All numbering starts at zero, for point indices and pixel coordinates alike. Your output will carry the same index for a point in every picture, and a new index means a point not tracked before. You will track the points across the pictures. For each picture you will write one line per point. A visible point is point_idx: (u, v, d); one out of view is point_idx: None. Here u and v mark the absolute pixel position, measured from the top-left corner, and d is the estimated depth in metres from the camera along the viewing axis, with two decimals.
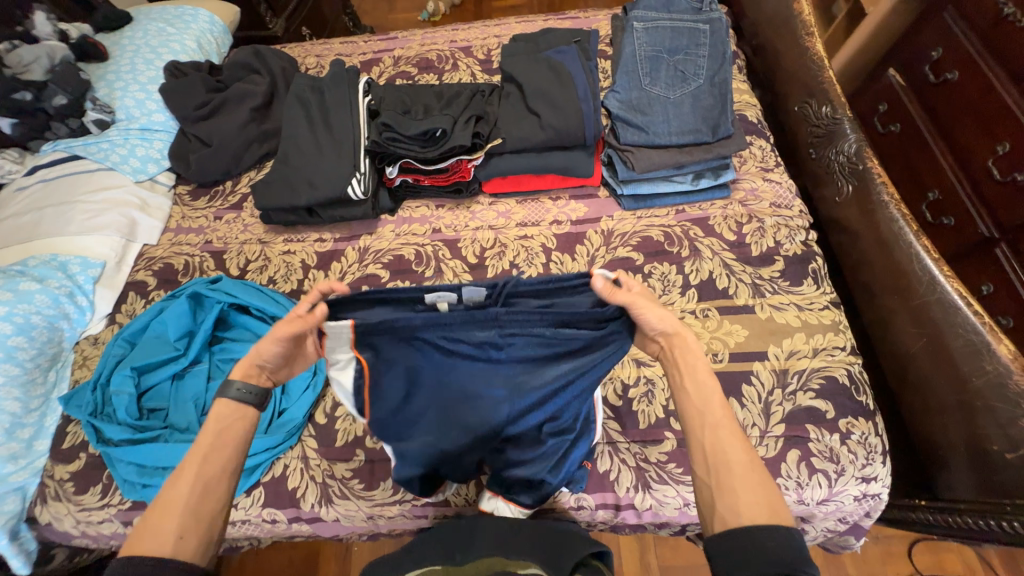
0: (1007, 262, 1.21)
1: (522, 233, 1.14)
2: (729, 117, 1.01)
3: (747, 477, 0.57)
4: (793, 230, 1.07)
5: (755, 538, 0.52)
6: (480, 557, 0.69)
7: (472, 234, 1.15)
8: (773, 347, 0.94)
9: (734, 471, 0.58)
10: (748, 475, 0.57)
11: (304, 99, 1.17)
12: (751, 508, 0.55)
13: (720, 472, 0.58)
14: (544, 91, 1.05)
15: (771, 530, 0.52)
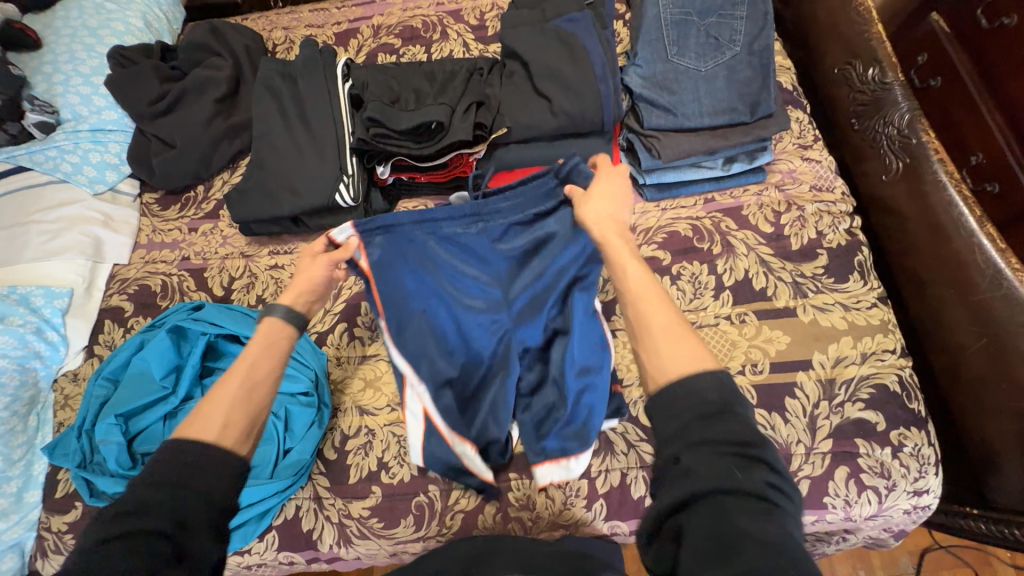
0: None
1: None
2: (771, 93, 0.87)
3: (672, 331, 0.52)
4: (837, 218, 0.96)
5: (692, 391, 0.47)
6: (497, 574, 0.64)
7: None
8: (818, 354, 0.86)
9: (661, 325, 0.53)
10: (674, 329, 0.53)
11: (274, 89, 1.01)
12: (684, 361, 0.50)
13: (643, 326, 0.54)
14: (554, 69, 0.91)
15: (698, 373, 0.48)
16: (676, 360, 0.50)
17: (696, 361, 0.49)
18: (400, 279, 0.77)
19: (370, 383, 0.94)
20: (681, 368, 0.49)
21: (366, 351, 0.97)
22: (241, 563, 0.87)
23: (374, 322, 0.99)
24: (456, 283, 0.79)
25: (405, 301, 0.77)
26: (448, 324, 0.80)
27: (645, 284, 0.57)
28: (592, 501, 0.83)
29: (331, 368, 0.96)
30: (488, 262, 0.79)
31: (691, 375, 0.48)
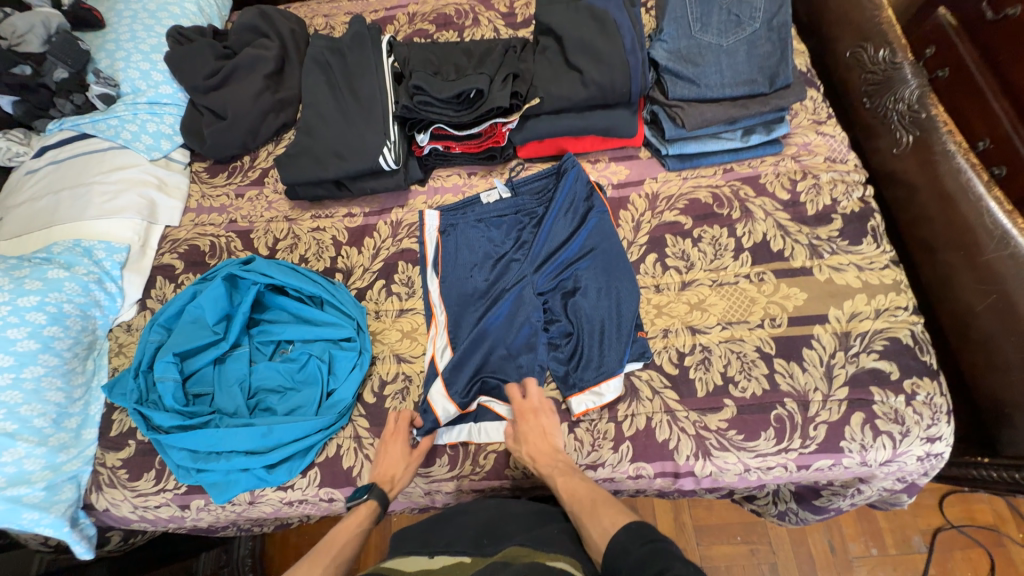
0: None
1: (563, 202, 1.03)
2: (789, 65, 0.93)
3: (594, 508, 0.74)
4: (851, 186, 1.01)
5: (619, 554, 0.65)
6: (510, 547, 0.70)
7: (512, 204, 1.06)
8: (834, 309, 0.91)
9: (586, 510, 0.75)
10: (596, 508, 0.74)
11: (323, 63, 1.08)
12: (608, 528, 0.70)
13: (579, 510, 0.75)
14: (586, 43, 0.98)
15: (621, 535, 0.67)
16: (602, 537, 0.70)
17: (615, 526, 0.70)
18: (458, 242, 1.04)
19: (407, 334, 1.00)
20: (605, 537, 0.70)
21: (403, 306, 1.03)
22: (284, 498, 0.92)
23: (411, 280, 1.05)
24: (499, 243, 1.04)
25: (462, 259, 1.03)
26: (494, 273, 1.01)
27: (583, 488, 0.79)
28: (619, 443, 0.88)
29: (370, 321, 1.02)
30: (524, 230, 1.04)
31: (609, 543, 0.67)
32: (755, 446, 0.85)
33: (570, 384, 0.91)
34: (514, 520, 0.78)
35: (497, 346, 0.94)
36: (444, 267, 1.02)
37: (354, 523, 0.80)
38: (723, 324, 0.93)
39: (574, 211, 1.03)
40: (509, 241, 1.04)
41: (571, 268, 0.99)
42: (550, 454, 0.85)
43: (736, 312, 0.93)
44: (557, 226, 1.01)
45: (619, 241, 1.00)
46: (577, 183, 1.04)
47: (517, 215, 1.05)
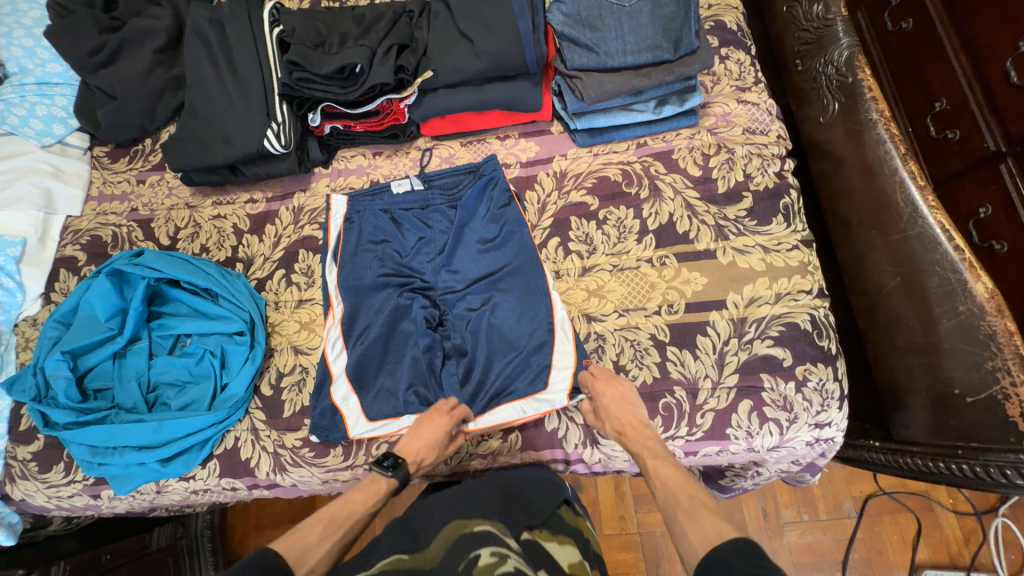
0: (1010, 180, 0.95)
1: (476, 197, 0.99)
2: (693, 27, 0.85)
3: (691, 510, 0.65)
4: (767, 160, 0.95)
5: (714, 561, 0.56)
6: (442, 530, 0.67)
7: (426, 195, 1.01)
8: (732, 294, 0.87)
9: (682, 508, 0.66)
10: (694, 511, 0.65)
11: (203, 35, 1.00)
12: (710, 534, 0.60)
13: (675, 508, 0.67)
14: (476, 8, 0.89)
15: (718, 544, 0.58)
16: (704, 544, 0.60)
17: (716, 535, 0.60)
18: (365, 232, 1.00)
19: (305, 325, 0.98)
20: (705, 544, 0.60)
21: (303, 296, 1.00)
22: (188, 488, 0.94)
23: (311, 269, 1.02)
24: (403, 238, 0.99)
25: (369, 248, 0.99)
26: (395, 266, 0.98)
27: (675, 477, 0.71)
28: (509, 433, 0.89)
29: (269, 313, 1.00)
30: (432, 227, 0.99)
31: (709, 551, 0.58)
32: None
33: (475, 404, 0.88)
34: (441, 501, 0.74)
35: (395, 340, 0.93)
36: (348, 256, 0.99)
37: (368, 499, 0.76)
38: (619, 311, 0.90)
39: (486, 214, 0.97)
40: (419, 238, 0.99)
41: (473, 261, 0.95)
42: (637, 427, 0.79)
43: (635, 298, 0.90)
44: (472, 221, 0.98)
45: (536, 250, 0.95)
46: (493, 182, 0.98)
47: (423, 211, 1.01)
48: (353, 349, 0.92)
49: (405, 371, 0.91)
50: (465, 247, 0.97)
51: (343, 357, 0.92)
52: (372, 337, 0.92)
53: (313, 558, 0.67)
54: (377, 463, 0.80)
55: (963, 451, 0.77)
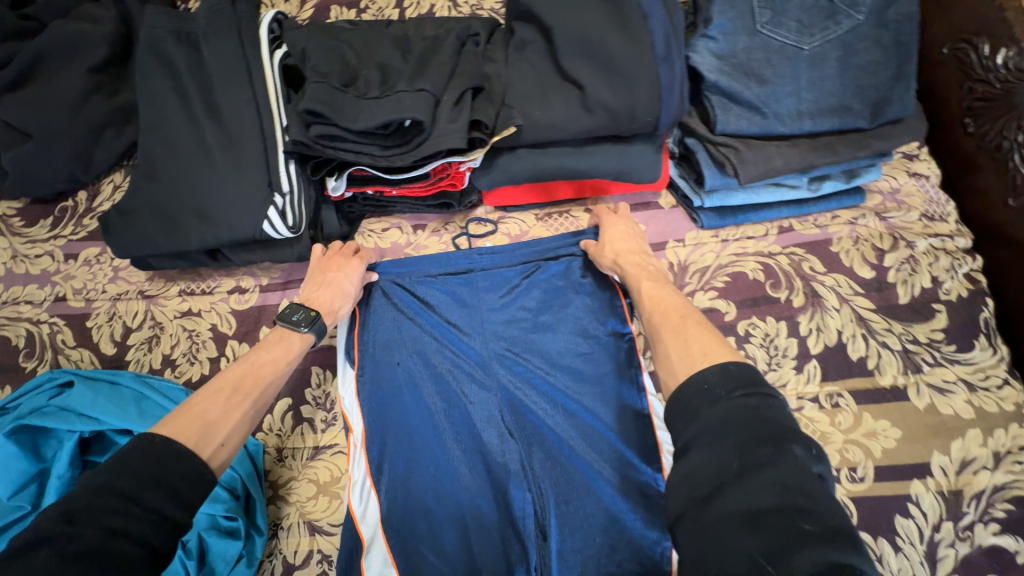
0: None
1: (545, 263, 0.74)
2: (907, 87, 0.60)
3: (680, 330, 0.55)
4: (956, 258, 0.72)
5: (695, 382, 0.46)
6: None
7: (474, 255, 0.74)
8: (938, 455, 0.63)
9: (668, 327, 0.56)
10: (683, 329, 0.54)
11: (163, 54, 0.66)
12: (696, 354, 0.50)
13: (662, 330, 0.57)
14: (589, 41, 0.61)
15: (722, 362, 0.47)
16: (702, 360, 0.49)
17: (702, 357, 0.49)
18: (397, 309, 0.72)
19: (326, 488, 0.68)
20: (687, 365, 0.50)
21: (319, 442, 0.70)
22: None
23: (330, 399, 0.72)
24: (444, 333, 0.71)
25: (403, 339, 0.71)
26: (438, 377, 0.69)
27: (670, 300, 0.60)
28: None
29: (268, 466, 0.69)
30: (489, 304, 0.72)
31: (697, 371, 0.47)
32: None
33: None
34: None
35: (446, 511, 0.64)
36: (371, 359, 0.69)
37: (284, 356, 0.61)
38: None
39: (562, 300, 0.73)
40: (473, 326, 0.72)
41: (551, 374, 0.69)
42: (640, 257, 0.68)
43: None
44: (543, 302, 0.72)
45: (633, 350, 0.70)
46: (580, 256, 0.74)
47: (471, 289, 0.73)
48: (390, 503, 0.64)
49: (460, 543, 0.63)
50: (545, 358, 0.70)
51: (374, 511, 0.64)
52: (417, 504, 0.64)
53: (224, 430, 0.52)
54: (283, 317, 0.64)
55: None
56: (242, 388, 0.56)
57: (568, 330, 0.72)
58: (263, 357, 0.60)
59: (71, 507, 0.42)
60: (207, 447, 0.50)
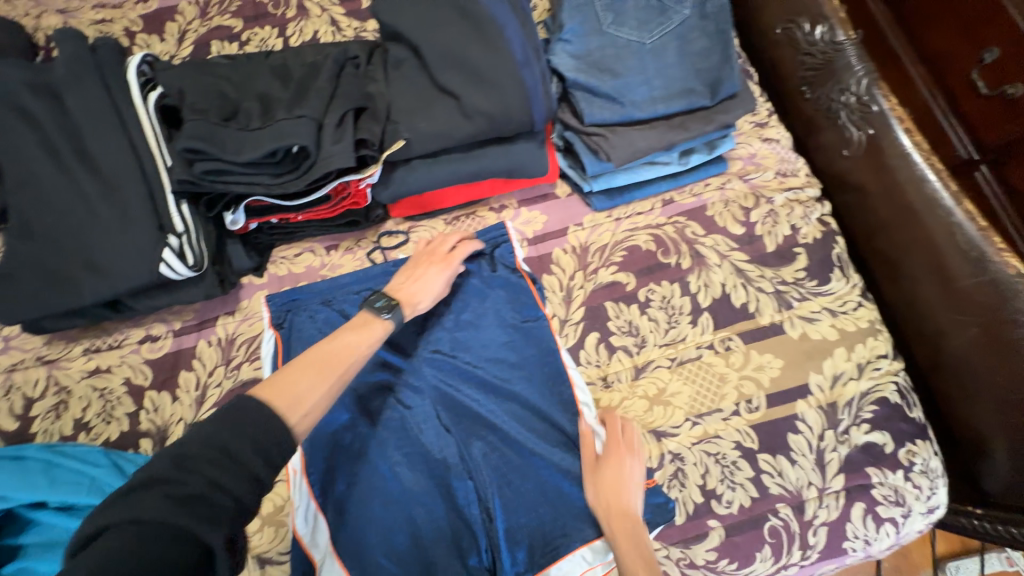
0: None
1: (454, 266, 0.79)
2: (734, 67, 0.69)
3: None
4: (808, 206, 0.84)
5: None
6: None
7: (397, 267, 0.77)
8: (814, 375, 0.74)
9: None
10: None
11: (24, 109, 0.64)
12: None
13: None
14: (458, 55, 0.67)
15: None
16: None
17: None
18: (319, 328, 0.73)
19: (271, 518, 0.68)
20: None
21: None
22: None
23: None
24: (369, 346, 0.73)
25: None
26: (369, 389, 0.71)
27: None
28: None
29: None
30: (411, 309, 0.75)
31: None
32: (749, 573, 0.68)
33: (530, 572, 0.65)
34: None
35: (391, 514, 0.66)
36: None
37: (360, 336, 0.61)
38: (693, 419, 0.72)
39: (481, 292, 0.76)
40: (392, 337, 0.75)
41: (476, 369, 0.73)
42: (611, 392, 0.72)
43: (707, 398, 0.73)
44: (458, 301, 0.76)
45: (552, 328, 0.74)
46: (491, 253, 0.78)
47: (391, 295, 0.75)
48: (337, 519, 0.65)
49: (409, 543, 0.65)
50: (468, 354, 0.74)
51: (324, 532, 0.64)
52: (362, 515, 0.65)
53: (310, 401, 0.51)
54: (369, 303, 0.64)
55: None
56: (319, 366, 0.55)
57: (487, 323, 0.75)
58: (353, 338, 0.60)
59: (139, 478, 0.40)
60: (293, 415, 0.49)
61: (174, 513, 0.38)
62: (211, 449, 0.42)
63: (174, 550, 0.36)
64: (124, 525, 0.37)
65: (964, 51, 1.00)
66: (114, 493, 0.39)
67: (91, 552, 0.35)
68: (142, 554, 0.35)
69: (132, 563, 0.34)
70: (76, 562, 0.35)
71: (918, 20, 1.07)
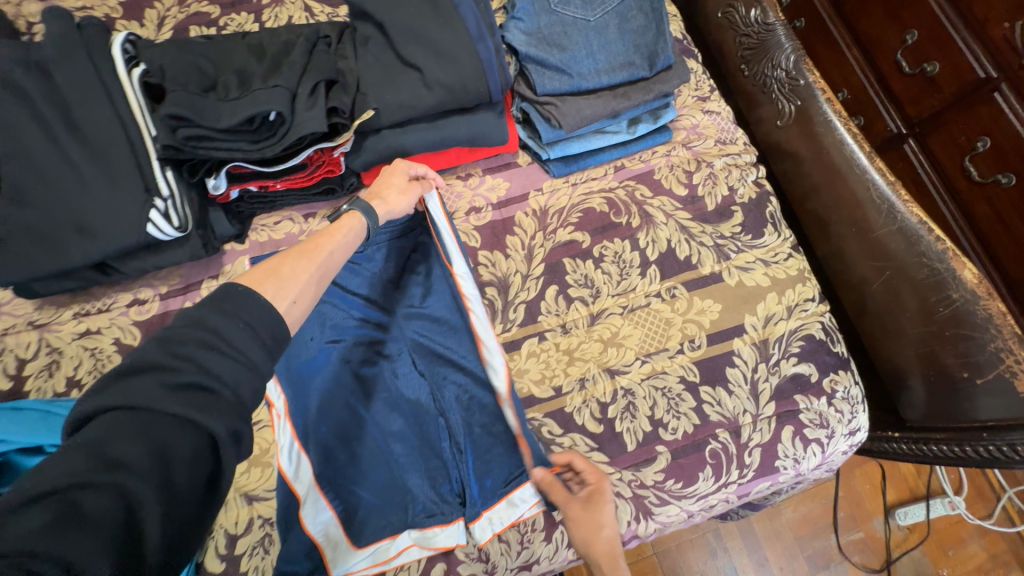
0: (1012, 105, 0.93)
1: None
2: (667, 41, 0.78)
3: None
4: (744, 170, 0.93)
5: None
6: None
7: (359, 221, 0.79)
8: (749, 317, 0.83)
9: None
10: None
11: (13, 84, 0.69)
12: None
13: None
14: (419, 31, 0.73)
15: None
16: None
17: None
18: None
19: (256, 461, 0.74)
20: None
21: None
22: None
23: None
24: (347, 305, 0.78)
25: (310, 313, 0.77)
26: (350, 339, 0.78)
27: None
28: (551, 531, 0.73)
29: None
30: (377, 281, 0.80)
31: None
32: (694, 490, 0.76)
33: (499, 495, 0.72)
34: None
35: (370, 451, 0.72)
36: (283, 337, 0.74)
37: (341, 232, 0.62)
38: (642, 358, 0.80)
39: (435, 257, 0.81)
40: (370, 296, 0.79)
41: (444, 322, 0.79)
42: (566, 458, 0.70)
43: (654, 339, 0.81)
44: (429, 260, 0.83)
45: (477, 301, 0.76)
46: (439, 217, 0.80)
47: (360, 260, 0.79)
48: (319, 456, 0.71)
49: (387, 473, 0.72)
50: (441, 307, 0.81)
51: (306, 470, 0.69)
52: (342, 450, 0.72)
53: (295, 288, 0.51)
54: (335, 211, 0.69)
55: (989, 433, 0.77)
56: (305, 255, 0.56)
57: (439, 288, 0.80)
58: (335, 236, 0.62)
59: (129, 364, 0.39)
60: (281, 303, 0.49)
61: (172, 403, 0.38)
62: (208, 337, 0.41)
63: (175, 439, 0.37)
64: (121, 409, 0.37)
65: (891, 33, 1.11)
66: (103, 378, 0.39)
67: (90, 433, 0.36)
68: (143, 437, 0.36)
69: (133, 446, 0.36)
70: (75, 440, 0.36)
71: (851, 6, 1.18)
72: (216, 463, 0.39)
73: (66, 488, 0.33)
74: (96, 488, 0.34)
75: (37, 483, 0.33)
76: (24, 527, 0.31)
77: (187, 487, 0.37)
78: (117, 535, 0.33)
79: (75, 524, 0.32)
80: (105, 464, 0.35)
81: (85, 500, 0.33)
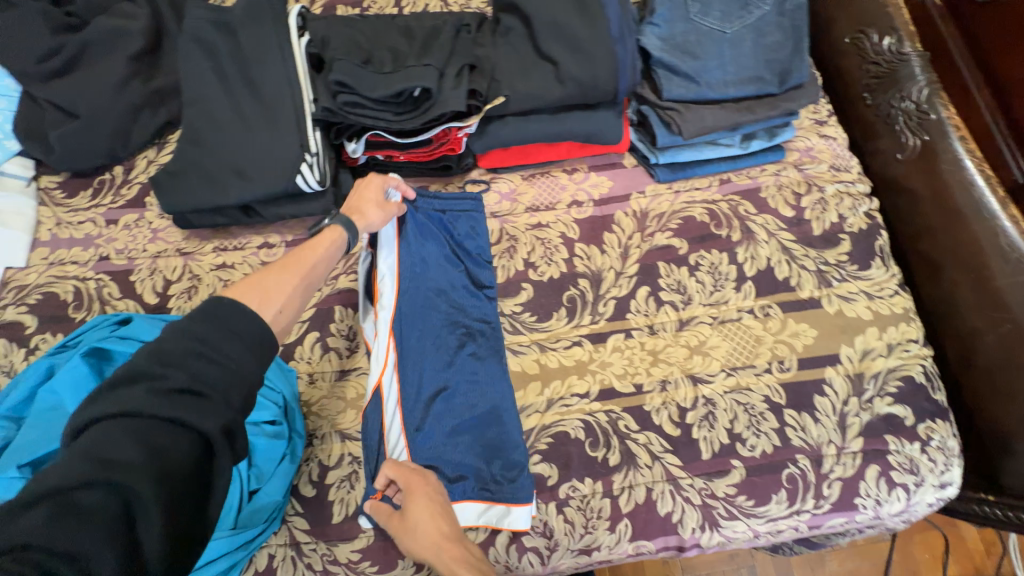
0: None
1: (534, 221, 0.90)
2: (803, 60, 0.79)
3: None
4: (857, 199, 0.90)
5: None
6: None
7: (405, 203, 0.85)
8: (845, 347, 0.81)
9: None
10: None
11: (207, 41, 0.79)
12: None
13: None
14: (561, 27, 0.78)
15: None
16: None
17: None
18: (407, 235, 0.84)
19: (352, 403, 0.80)
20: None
21: (345, 365, 0.82)
22: None
23: (353, 330, 0.84)
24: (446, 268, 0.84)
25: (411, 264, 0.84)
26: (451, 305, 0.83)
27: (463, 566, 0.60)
28: (616, 522, 0.74)
29: (302, 389, 0.81)
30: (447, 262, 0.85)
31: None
32: (765, 511, 0.75)
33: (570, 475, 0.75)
34: None
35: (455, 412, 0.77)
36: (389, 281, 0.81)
37: (323, 247, 0.68)
38: (727, 370, 0.80)
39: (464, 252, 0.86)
40: None
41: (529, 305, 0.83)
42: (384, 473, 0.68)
43: (742, 355, 0.81)
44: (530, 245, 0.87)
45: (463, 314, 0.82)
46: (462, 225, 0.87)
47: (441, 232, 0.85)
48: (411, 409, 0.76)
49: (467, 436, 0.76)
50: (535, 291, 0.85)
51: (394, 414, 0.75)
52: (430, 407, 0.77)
53: (279, 296, 0.59)
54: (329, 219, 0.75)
55: None
56: (289, 268, 0.63)
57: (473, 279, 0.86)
58: (321, 252, 0.67)
59: (116, 376, 0.45)
60: (269, 308, 0.57)
61: (158, 408, 0.44)
62: (193, 347, 0.47)
63: (168, 441, 0.43)
64: (109, 416, 0.43)
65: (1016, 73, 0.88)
66: (97, 389, 0.45)
67: (84, 442, 0.42)
68: (135, 440, 0.42)
69: (127, 448, 0.42)
70: (76, 447, 0.42)
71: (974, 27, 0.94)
72: (213, 460, 0.46)
73: (57, 491, 0.39)
74: (94, 487, 0.40)
75: (43, 486, 0.39)
76: (29, 524, 0.37)
77: (183, 477, 0.43)
78: (112, 525, 0.39)
79: (76, 519, 0.38)
80: (97, 467, 0.40)
81: (82, 497, 0.39)
